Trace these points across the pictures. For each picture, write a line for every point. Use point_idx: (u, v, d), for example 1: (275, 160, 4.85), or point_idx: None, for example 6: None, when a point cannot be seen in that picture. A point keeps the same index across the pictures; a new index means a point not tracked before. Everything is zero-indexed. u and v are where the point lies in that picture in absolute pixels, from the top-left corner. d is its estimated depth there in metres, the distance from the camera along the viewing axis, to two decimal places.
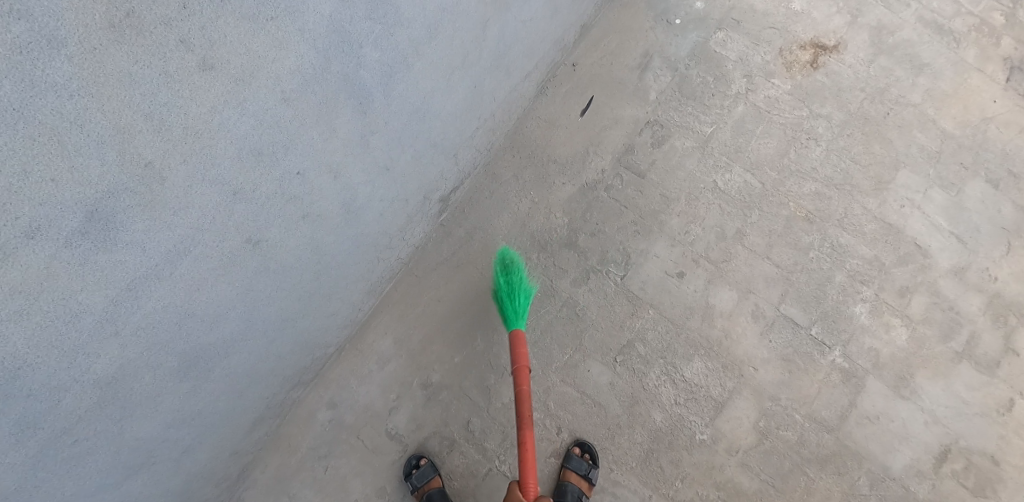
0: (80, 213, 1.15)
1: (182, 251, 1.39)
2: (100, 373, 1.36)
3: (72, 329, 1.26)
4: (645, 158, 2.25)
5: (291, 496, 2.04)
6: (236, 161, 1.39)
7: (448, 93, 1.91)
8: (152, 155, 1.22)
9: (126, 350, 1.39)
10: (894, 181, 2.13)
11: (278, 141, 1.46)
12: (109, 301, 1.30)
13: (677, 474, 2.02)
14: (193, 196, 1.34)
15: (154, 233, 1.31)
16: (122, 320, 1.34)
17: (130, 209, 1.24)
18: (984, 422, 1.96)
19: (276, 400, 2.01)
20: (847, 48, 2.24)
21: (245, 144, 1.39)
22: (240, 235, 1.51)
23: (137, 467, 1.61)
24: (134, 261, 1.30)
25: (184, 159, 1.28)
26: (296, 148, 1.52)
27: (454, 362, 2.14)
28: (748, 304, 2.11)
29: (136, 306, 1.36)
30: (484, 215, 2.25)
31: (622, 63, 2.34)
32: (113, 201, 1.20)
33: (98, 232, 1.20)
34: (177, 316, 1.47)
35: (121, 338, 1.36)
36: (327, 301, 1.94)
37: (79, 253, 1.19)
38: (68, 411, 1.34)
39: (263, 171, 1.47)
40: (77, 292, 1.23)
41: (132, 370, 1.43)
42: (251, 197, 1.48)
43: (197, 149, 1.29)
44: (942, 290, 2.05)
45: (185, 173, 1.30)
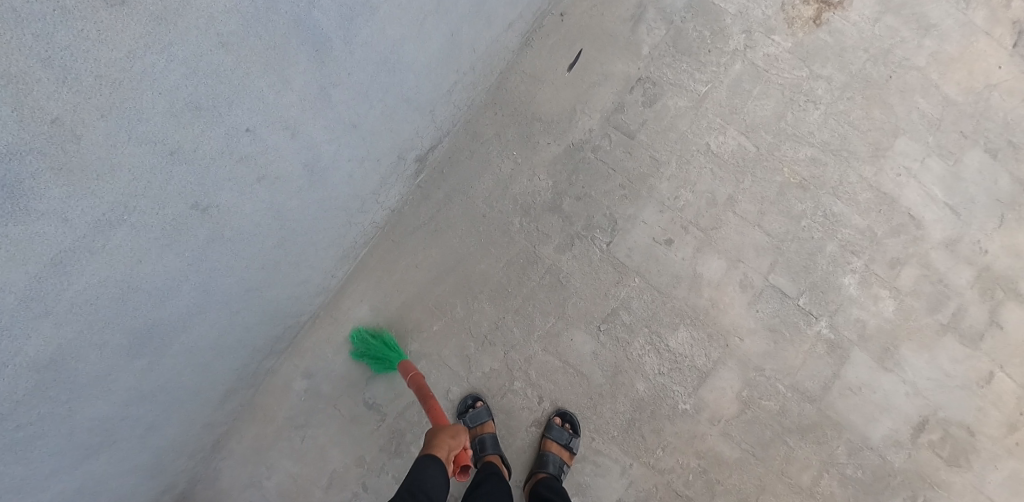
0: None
1: (116, 219, 1.23)
2: (34, 356, 1.23)
3: None
4: (636, 118, 2.13)
5: (268, 465, 2.05)
6: (170, 118, 1.21)
7: (422, 43, 1.69)
8: (59, 109, 1.06)
9: (62, 329, 1.25)
10: (892, 148, 2.06)
11: (219, 93, 1.27)
12: (33, 278, 1.15)
13: (659, 443, 2.01)
14: (119, 157, 1.18)
15: (75, 200, 1.15)
16: (50, 298, 1.20)
17: (40, 173, 1.08)
18: (963, 394, 1.97)
19: (248, 370, 1.93)
20: (853, 5, 2.11)
21: (179, 97, 1.21)
22: (185, 200, 1.34)
23: (96, 446, 1.51)
24: (55, 232, 1.14)
25: (102, 114, 1.12)
26: (243, 101, 1.33)
27: (433, 330, 2.08)
28: (736, 273, 2.05)
29: (65, 282, 1.21)
30: (464, 176, 2.13)
31: (614, 13, 2.18)
32: (17, 164, 1.04)
33: (4, 200, 1.05)
34: (119, 291, 1.32)
35: (54, 316, 1.22)
36: (296, 269, 1.82)
37: None
38: (3, 397, 1.21)
39: (205, 128, 1.29)
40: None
41: (72, 350, 1.29)
42: (194, 157, 1.30)
43: (117, 102, 1.13)
44: (932, 262, 2.01)
45: (105, 131, 1.13)
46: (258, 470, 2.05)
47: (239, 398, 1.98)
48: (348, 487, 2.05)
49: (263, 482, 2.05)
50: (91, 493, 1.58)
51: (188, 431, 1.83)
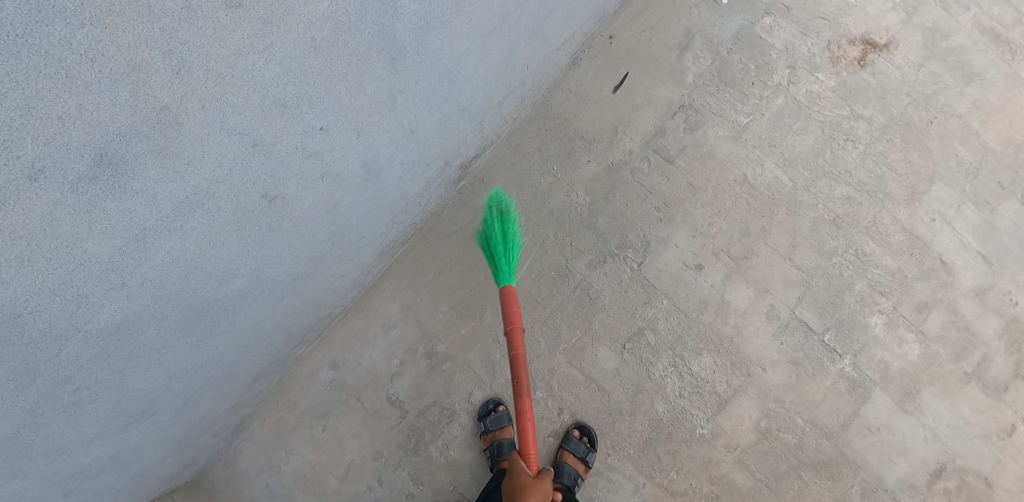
0: (89, 155, 1.04)
1: (196, 203, 1.29)
2: (104, 323, 1.29)
3: (76, 277, 1.17)
4: (676, 143, 2.17)
5: (288, 451, 2.09)
6: (258, 112, 1.27)
7: (483, 56, 1.75)
8: (169, 98, 1.11)
9: (131, 301, 1.31)
10: (929, 192, 2.07)
11: (304, 93, 1.33)
12: (116, 251, 1.20)
13: (674, 465, 2.03)
14: (210, 146, 1.23)
15: (166, 182, 1.20)
16: (128, 271, 1.26)
17: (142, 155, 1.12)
18: (983, 444, 1.97)
19: (279, 357, 1.99)
20: (898, 49, 2.15)
21: (269, 94, 1.27)
22: (256, 190, 1.40)
23: (137, 416, 1.58)
24: (143, 210, 1.19)
25: (203, 105, 1.17)
26: (321, 102, 1.38)
27: (461, 334, 2.12)
28: (764, 304, 2.07)
29: (143, 257, 1.27)
30: (503, 187, 2.18)
31: (663, 40, 2.23)
32: (124, 145, 1.08)
33: (108, 177, 1.09)
34: (186, 270, 1.39)
35: (127, 288, 1.28)
36: (338, 262, 1.89)
37: (87, 199, 1.09)
38: (71, 360, 1.28)
39: (285, 124, 1.35)
40: (84, 240, 1.13)
41: (137, 320, 1.36)
42: (272, 151, 1.36)
43: (219, 96, 1.18)
44: (960, 309, 2.02)
45: (203, 121, 1.18)
46: (277, 455, 2.09)
47: (267, 383, 2.05)
48: (364, 480, 2.07)
49: (281, 467, 2.08)
50: (125, 459, 1.65)
51: (219, 410, 1.89)
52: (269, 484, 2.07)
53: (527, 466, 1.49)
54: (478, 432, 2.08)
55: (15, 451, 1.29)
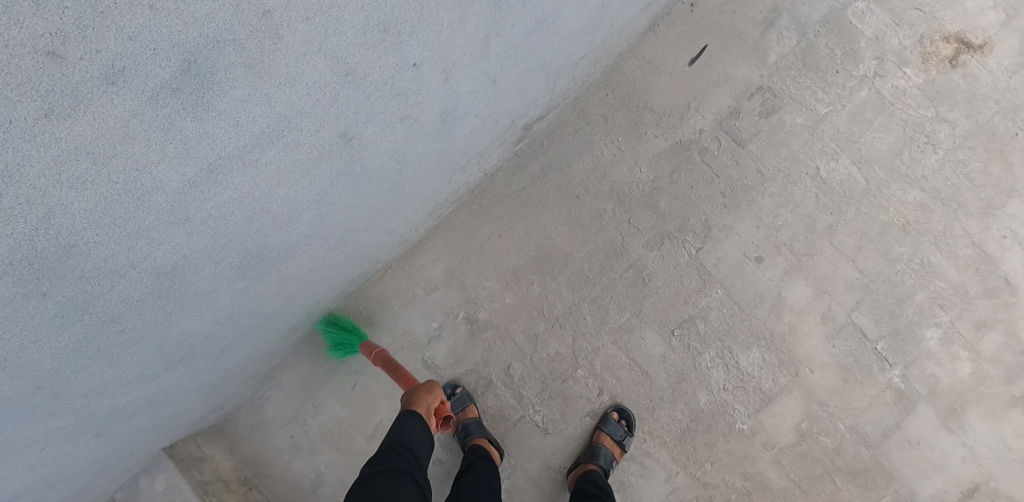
0: (176, 61, 0.88)
1: (276, 133, 1.14)
2: (160, 261, 1.19)
3: (140, 207, 1.04)
4: (750, 126, 2.05)
5: (315, 404, 2.06)
6: (359, 35, 1.10)
7: (578, 9, 1.61)
8: (275, 2, 0.93)
9: (192, 239, 1.20)
10: (1004, 208, 2.00)
11: (408, 20, 1.16)
12: (186, 180, 1.07)
13: (709, 457, 1.99)
14: (304, 68, 1.07)
15: (252, 105, 1.05)
16: (195, 205, 1.13)
17: (233, 69, 0.96)
18: (1021, 469, 1.94)
19: (317, 308, 1.92)
20: (993, 51, 2.02)
21: (375, 15, 1.09)
22: (336, 127, 1.26)
23: (177, 360, 1.53)
24: (222, 136, 1.05)
25: (309, 17, 0.99)
26: (422, 33, 1.22)
27: (505, 303, 2.05)
28: (820, 305, 2.01)
29: (211, 193, 1.14)
30: (564, 153, 2.07)
31: (748, 13, 2.07)
32: (216, 54, 0.92)
33: (192, 90, 0.93)
34: (250, 209, 1.26)
35: (190, 225, 1.17)
36: (393, 216, 1.79)
37: (166, 115, 0.94)
38: (121, 300, 1.20)
39: (382, 55, 1.19)
40: (155, 164, 0.99)
41: (193, 260, 1.26)
42: (363, 83, 1.21)
43: (326, 7, 1.00)
44: (1018, 331, 1.97)
45: (305, 35, 1.01)
46: (304, 407, 2.05)
47: (301, 333, 1.98)
48: None
49: (307, 420, 2.05)
50: (160, 403, 1.61)
51: (252, 357, 1.83)
52: (294, 436, 2.05)
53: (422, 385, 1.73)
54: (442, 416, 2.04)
55: (57, 389, 1.27)
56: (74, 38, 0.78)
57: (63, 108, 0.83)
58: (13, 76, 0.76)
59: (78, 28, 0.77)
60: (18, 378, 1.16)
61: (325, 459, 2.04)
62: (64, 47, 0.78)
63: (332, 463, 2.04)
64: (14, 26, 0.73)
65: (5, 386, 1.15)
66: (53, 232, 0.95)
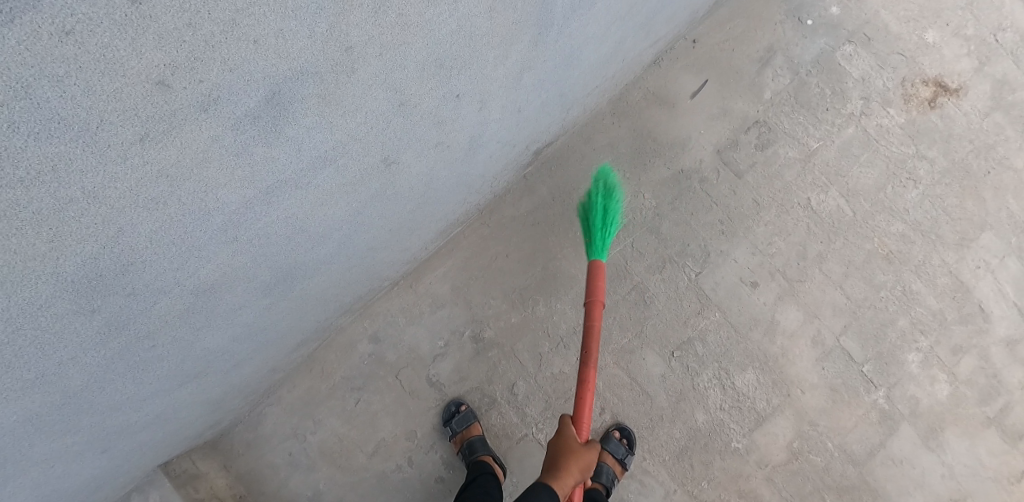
0: (263, 91, 0.91)
1: (330, 158, 1.18)
2: (203, 280, 1.19)
3: (200, 226, 1.05)
4: (746, 158, 2.17)
5: (316, 421, 2.04)
6: (419, 69, 1.17)
7: (600, 44, 1.69)
8: (357, 39, 0.98)
9: (235, 257, 1.21)
10: (978, 240, 2.15)
11: (461, 56, 1.23)
12: (244, 202, 1.09)
13: (705, 474, 2.06)
14: (366, 99, 1.12)
15: (316, 132, 1.08)
16: (244, 226, 1.15)
17: (309, 99, 1.00)
18: (994, 486, 2.06)
19: (326, 324, 1.92)
20: (967, 95, 2.20)
21: (436, 51, 1.16)
22: (380, 153, 1.30)
23: (193, 376, 1.49)
24: (284, 161, 1.08)
25: (380, 53, 1.05)
26: (470, 67, 1.29)
27: (511, 322, 2.09)
28: (811, 328, 2.12)
29: (262, 213, 1.16)
30: (571, 178, 2.15)
31: (745, 52, 2.23)
32: (298, 85, 0.96)
33: (270, 118, 0.97)
34: (291, 230, 1.28)
35: (237, 244, 1.18)
36: (409, 235, 1.81)
37: (243, 140, 0.96)
38: (158, 316, 1.18)
39: (433, 87, 1.25)
40: (221, 187, 1.01)
41: (231, 279, 1.26)
42: (411, 113, 1.26)
43: (396, 44, 1.06)
44: (991, 356, 2.11)
45: (373, 70, 1.07)
46: (304, 424, 2.04)
47: (306, 349, 1.98)
48: (393, 459, 2.04)
49: (307, 437, 2.04)
50: (166, 419, 1.57)
51: (259, 372, 1.81)
52: (293, 453, 2.03)
53: (577, 433, 1.54)
54: (446, 435, 2.03)
55: (78, 405, 1.21)
56: (184, 68, 0.80)
57: (158, 133, 0.84)
58: (123, 103, 0.78)
59: (189, 60, 0.79)
60: (48, 395, 1.11)
61: (324, 477, 2.02)
62: (173, 77, 0.79)
63: (332, 481, 2.02)
64: (136, 57, 0.75)
65: (36, 401, 1.09)
66: (118, 250, 0.96)
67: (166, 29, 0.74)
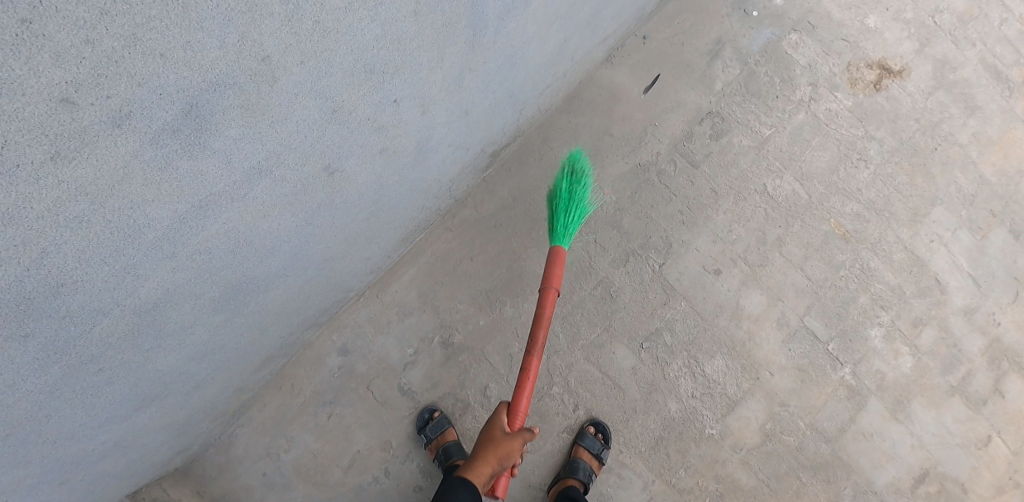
0: (179, 104, 0.92)
1: (264, 168, 1.18)
2: (144, 299, 1.18)
3: (130, 244, 1.05)
4: (702, 148, 2.21)
5: (289, 438, 2.02)
6: (347, 76, 1.17)
7: (543, 43, 1.71)
8: (273, 48, 1.00)
9: (176, 273, 1.20)
10: (929, 215, 2.20)
11: (391, 60, 1.24)
12: (176, 216, 1.08)
13: (682, 463, 2.07)
14: (294, 108, 1.13)
15: (243, 142, 1.09)
16: (181, 241, 1.14)
17: (230, 109, 1.01)
18: (962, 452, 2.11)
19: (291, 339, 1.91)
20: (910, 76, 2.26)
21: (362, 57, 1.17)
22: (320, 161, 1.30)
23: (150, 399, 1.47)
24: (213, 173, 1.08)
25: (302, 61, 1.06)
26: (404, 73, 1.30)
27: (479, 325, 2.09)
28: (776, 311, 2.15)
29: (199, 228, 1.15)
30: (530, 177, 2.16)
31: (694, 45, 2.26)
32: (215, 96, 0.97)
33: (190, 130, 0.97)
34: (233, 244, 1.28)
35: (175, 260, 1.17)
36: (368, 244, 1.81)
37: (164, 153, 0.97)
38: (100, 339, 1.16)
39: (366, 92, 1.25)
40: (149, 203, 1.01)
41: (174, 297, 1.25)
42: (347, 119, 1.27)
43: (318, 52, 1.07)
44: (950, 326, 2.16)
45: (296, 78, 1.08)
46: (277, 442, 2.01)
47: (274, 366, 1.96)
48: (370, 471, 2.02)
49: (281, 455, 2.01)
50: (127, 446, 1.54)
51: (224, 392, 1.79)
52: (267, 473, 2.00)
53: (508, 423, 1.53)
54: (421, 442, 2.02)
55: (23, 435, 1.18)
56: (89, 85, 0.81)
57: (69, 151, 0.85)
58: (27, 123, 0.78)
59: (92, 77, 0.80)
60: None
61: (301, 494, 2.00)
62: (77, 94, 0.80)
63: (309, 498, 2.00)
64: (34, 76, 0.75)
65: None
66: (44, 272, 0.95)
67: (62, 47, 0.76)
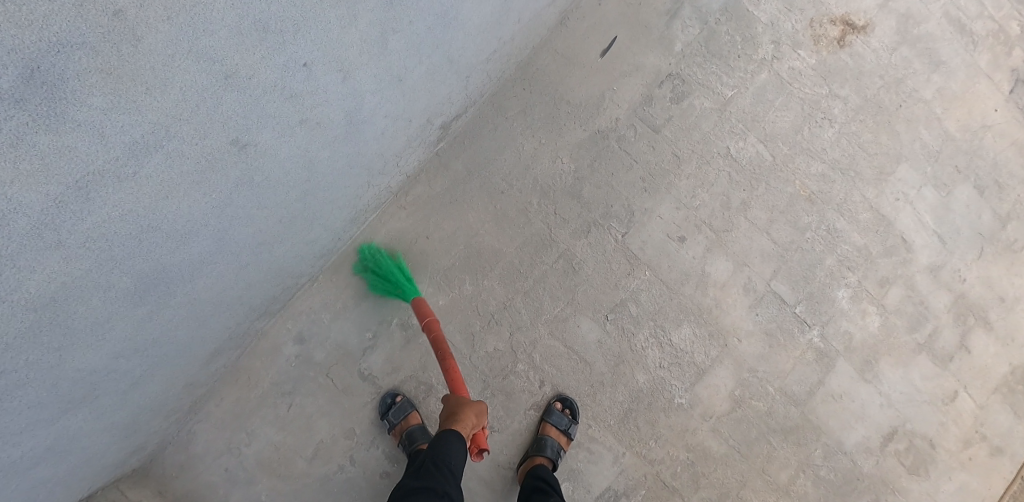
0: (16, 69, 0.87)
1: (152, 143, 1.13)
2: (35, 293, 1.11)
3: (1, 232, 0.99)
4: (662, 113, 2.14)
5: (248, 432, 1.94)
6: (235, 35, 1.12)
7: (479, 3, 1.66)
8: (125, 2, 0.94)
9: (71, 264, 1.14)
10: (895, 173, 2.17)
11: (289, 18, 1.19)
12: (51, 200, 1.03)
13: (652, 434, 2.05)
14: (174, 72, 1.07)
15: (117, 114, 1.04)
16: (65, 227, 1.08)
17: (86, 74, 0.96)
18: (930, 408, 2.11)
19: (240, 329, 1.83)
20: (874, 31, 2.20)
21: (249, 13, 1.11)
22: (225, 133, 1.25)
23: (79, 400, 1.39)
24: (86, 149, 1.03)
25: (168, 17, 1.01)
26: (309, 31, 1.25)
27: (439, 304, 2.02)
28: (742, 277, 2.11)
29: (85, 212, 1.10)
30: (485, 150, 2.08)
31: (652, 5, 2.17)
32: (63, 59, 0.92)
33: (40, 100, 0.93)
34: (136, 229, 1.22)
35: (65, 249, 1.11)
36: (311, 225, 1.75)
37: (14, 127, 0.91)
38: None
39: (264, 55, 1.20)
40: (9, 185, 0.95)
41: (77, 289, 1.18)
42: (246, 85, 1.22)
43: (187, 7, 1.02)
44: (917, 284, 2.14)
45: (166, 36, 1.02)
46: (236, 436, 1.94)
47: (226, 358, 1.88)
48: (334, 460, 1.97)
49: (241, 449, 1.94)
50: (64, 450, 1.47)
51: (172, 388, 1.72)
52: (228, 468, 1.93)
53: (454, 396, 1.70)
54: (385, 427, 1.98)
55: None
56: None
57: None
58: None
59: None
60: None
61: (265, 488, 1.94)
62: None
63: (272, 491, 1.94)
64: None
65: None
66: None
67: None
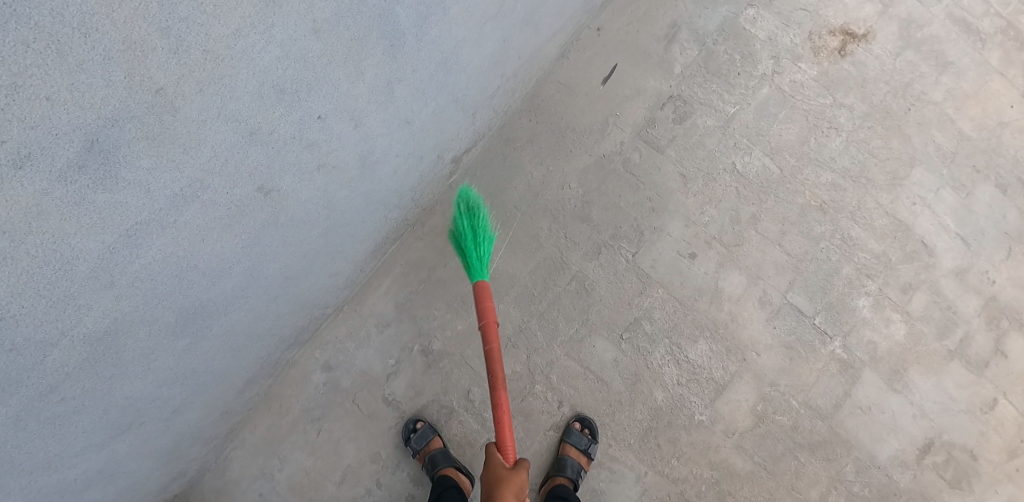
0: (78, 142, 1.01)
1: (189, 195, 1.26)
2: (92, 327, 1.25)
3: (64, 277, 1.13)
4: (666, 133, 2.19)
5: (281, 458, 2.05)
6: (256, 99, 1.25)
7: (478, 46, 1.77)
8: (166, 80, 1.08)
9: (122, 302, 1.28)
10: (909, 177, 2.14)
11: (302, 79, 1.32)
12: (106, 247, 1.17)
13: (674, 452, 2.04)
14: (206, 134, 1.21)
15: (160, 172, 1.17)
16: (118, 270, 1.22)
17: (135, 142, 1.09)
18: (967, 418, 2.03)
19: (271, 359, 1.96)
20: (876, 39, 2.21)
21: (267, 79, 1.25)
22: (253, 182, 1.39)
23: (126, 426, 1.52)
24: (135, 204, 1.17)
25: (201, 89, 1.14)
26: (320, 88, 1.37)
27: (457, 330, 2.10)
28: (756, 290, 2.11)
29: (133, 256, 1.23)
30: (495, 180, 2.17)
31: (650, 31, 2.25)
32: (116, 131, 1.06)
33: (98, 166, 1.06)
34: (177, 269, 1.35)
35: (117, 289, 1.24)
36: (332, 259, 1.86)
37: (76, 190, 1.05)
38: (55, 369, 1.23)
39: (283, 112, 1.33)
40: (72, 236, 1.10)
41: (128, 324, 1.32)
42: (269, 139, 1.34)
43: (215, 79, 1.16)
44: (942, 289, 2.09)
45: (200, 105, 1.16)
46: (270, 462, 2.04)
47: (259, 387, 2.01)
48: (362, 483, 2.05)
49: (274, 474, 2.04)
50: (113, 474, 1.60)
51: (210, 416, 1.85)
52: (263, 493, 2.03)
53: (503, 459, 1.44)
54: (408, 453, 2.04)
55: None
56: None
57: None
58: None
59: None
60: None
61: None
62: None
63: None
64: None
65: None
66: None
67: None
